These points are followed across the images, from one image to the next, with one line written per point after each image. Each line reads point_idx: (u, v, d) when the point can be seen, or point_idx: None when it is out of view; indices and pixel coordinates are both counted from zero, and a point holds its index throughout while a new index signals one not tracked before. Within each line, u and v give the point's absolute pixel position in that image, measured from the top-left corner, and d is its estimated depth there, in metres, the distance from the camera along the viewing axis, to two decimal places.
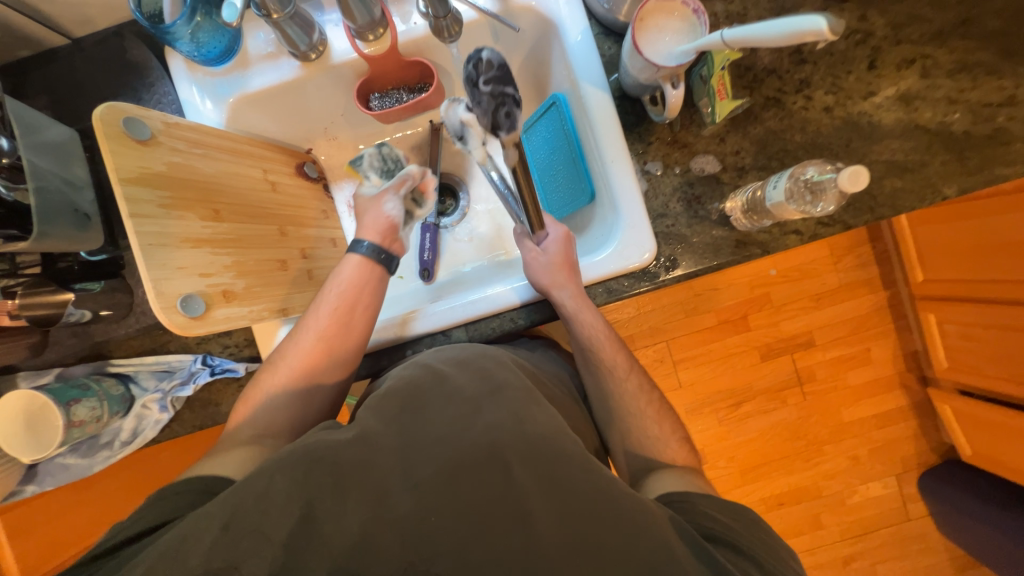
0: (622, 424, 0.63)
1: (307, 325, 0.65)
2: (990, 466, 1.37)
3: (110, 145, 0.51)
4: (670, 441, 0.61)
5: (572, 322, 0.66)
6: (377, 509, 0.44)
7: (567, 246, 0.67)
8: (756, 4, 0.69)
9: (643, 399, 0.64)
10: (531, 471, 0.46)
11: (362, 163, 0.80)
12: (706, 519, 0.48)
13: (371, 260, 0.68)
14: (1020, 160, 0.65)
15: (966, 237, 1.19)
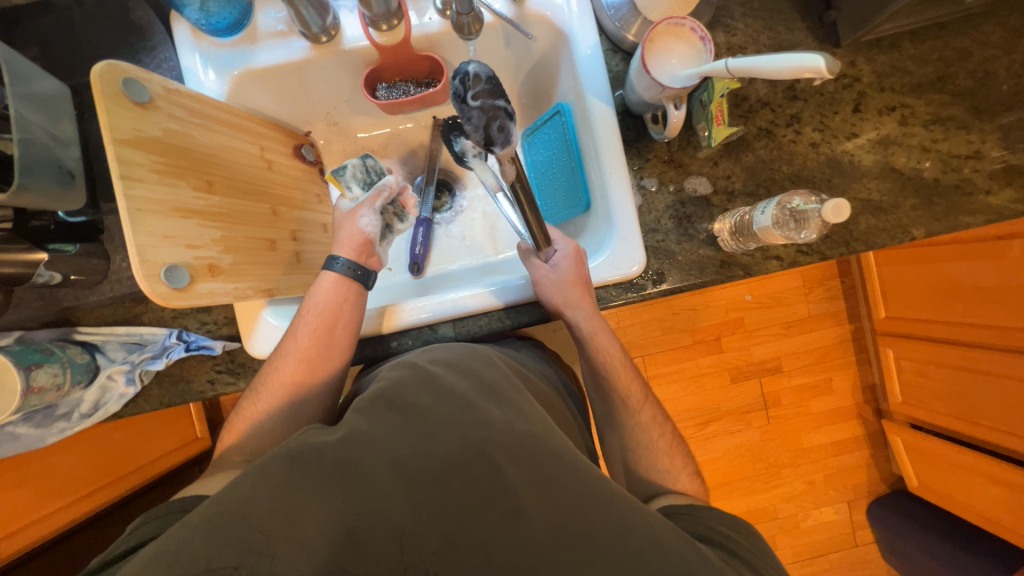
0: (632, 453, 0.64)
1: (287, 351, 0.64)
2: (934, 497, 1.45)
3: (107, 104, 0.50)
4: (681, 475, 0.61)
5: (587, 343, 0.67)
6: (367, 503, 0.44)
7: (578, 264, 0.66)
8: (757, 40, 0.73)
9: (656, 429, 0.65)
10: (523, 469, 0.46)
11: (345, 174, 0.77)
12: (705, 527, 0.51)
13: (346, 276, 0.67)
14: (981, 210, 0.70)
15: (926, 279, 1.27)
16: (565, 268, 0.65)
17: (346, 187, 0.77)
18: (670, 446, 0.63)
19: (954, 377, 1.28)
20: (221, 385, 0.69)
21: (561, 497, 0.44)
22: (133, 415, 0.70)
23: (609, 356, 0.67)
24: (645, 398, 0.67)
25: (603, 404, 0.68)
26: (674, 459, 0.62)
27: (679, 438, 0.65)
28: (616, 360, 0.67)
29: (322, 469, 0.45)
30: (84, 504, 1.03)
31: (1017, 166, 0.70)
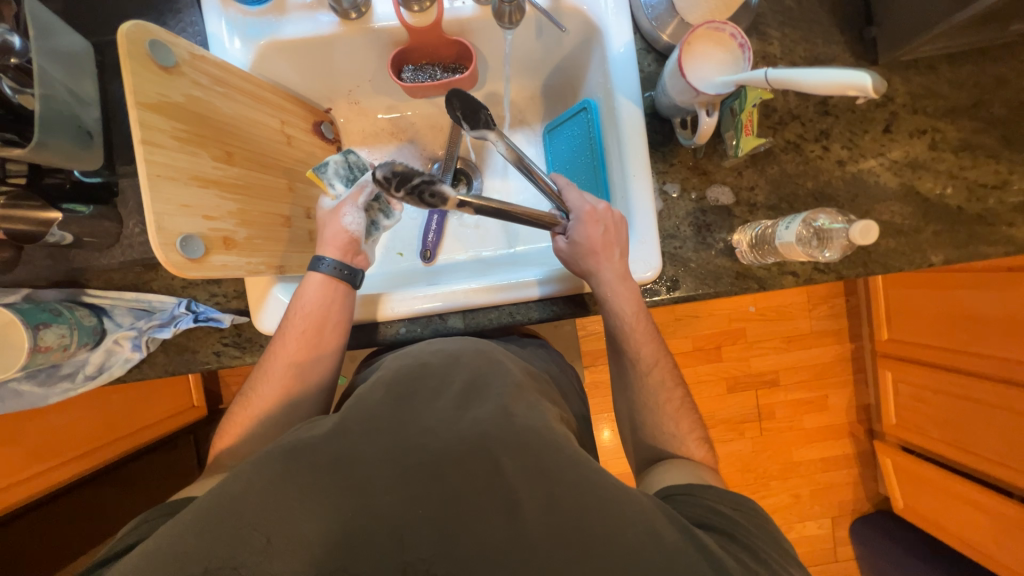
0: (639, 419, 0.65)
1: (275, 353, 0.63)
2: (919, 521, 1.46)
3: (131, 66, 0.49)
4: (685, 440, 0.62)
5: (606, 303, 0.65)
6: (361, 501, 0.45)
7: (594, 227, 0.64)
8: (792, 50, 0.72)
9: (665, 392, 0.64)
10: (520, 462, 0.46)
11: (327, 170, 0.71)
12: (705, 510, 0.50)
13: (332, 277, 0.65)
14: (1002, 242, 0.69)
15: (933, 305, 1.27)
16: (580, 234, 0.64)
17: (328, 184, 0.72)
18: (677, 413, 0.64)
19: (951, 406, 1.28)
20: (227, 358, 0.69)
21: (561, 493, 0.44)
22: (136, 381, 0.69)
23: (627, 317, 0.64)
24: (661, 358, 0.66)
25: (617, 364, 0.68)
26: (680, 424, 0.63)
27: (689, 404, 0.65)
28: (633, 322, 0.64)
29: (322, 461, 0.46)
30: (74, 466, 1.02)
31: None
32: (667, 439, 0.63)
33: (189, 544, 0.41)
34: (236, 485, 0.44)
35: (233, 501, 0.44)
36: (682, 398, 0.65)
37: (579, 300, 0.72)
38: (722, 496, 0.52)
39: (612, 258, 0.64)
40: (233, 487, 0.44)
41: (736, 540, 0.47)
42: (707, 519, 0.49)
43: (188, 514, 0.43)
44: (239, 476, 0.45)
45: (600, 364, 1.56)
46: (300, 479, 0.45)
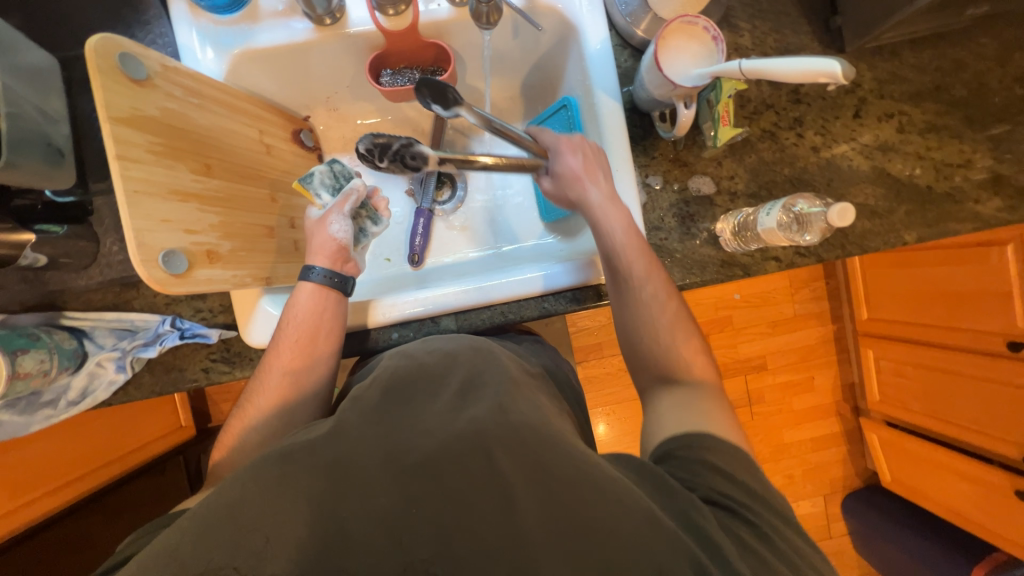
0: (633, 339, 0.62)
1: (270, 364, 0.62)
2: (906, 492, 1.51)
3: (102, 80, 0.48)
4: (680, 354, 0.60)
5: (601, 227, 0.64)
6: (362, 506, 0.43)
7: (571, 157, 0.65)
8: (763, 42, 0.73)
9: (658, 305, 0.62)
10: (516, 461, 0.45)
11: (312, 180, 0.71)
12: (698, 470, 0.49)
13: (323, 285, 0.65)
14: (970, 218, 0.72)
15: (908, 283, 1.31)
16: (560, 166, 0.66)
17: (315, 195, 0.71)
18: (672, 326, 0.61)
19: (932, 379, 1.33)
20: (216, 374, 0.67)
21: (559, 485, 0.44)
22: (122, 404, 0.68)
23: (614, 232, 0.63)
24: (654, 268, 0.63)
25: (618, 300, 0.64)
26: (675, 337, 0.61)
27: (685, 315, 0.63)
28: (619, 235, 0.63)
29: (319, 469, 0.45)
30: (56, 497, 0.99)
31: (1005, 177, 0.72)
32: (662, 355, 0.61)
33: (189, 558, 0.40)
34: (230, 499, 0.43)
35: (227, 510, 0.43)
36: (676, 309, 0.62)
37: (570, 294, 0.73)
38: (714, 448, 0.50)
39: (592, 181, 0.64)
40: (229, 493, 0.44)
41: (731, 505, 0.47)
42: (701, 484, 0.48)
43: (187, 529, 0.42)
44: (237, 481, 0.45)
45: (592, 359, 1.57)
46: (293, 489, 0.44)
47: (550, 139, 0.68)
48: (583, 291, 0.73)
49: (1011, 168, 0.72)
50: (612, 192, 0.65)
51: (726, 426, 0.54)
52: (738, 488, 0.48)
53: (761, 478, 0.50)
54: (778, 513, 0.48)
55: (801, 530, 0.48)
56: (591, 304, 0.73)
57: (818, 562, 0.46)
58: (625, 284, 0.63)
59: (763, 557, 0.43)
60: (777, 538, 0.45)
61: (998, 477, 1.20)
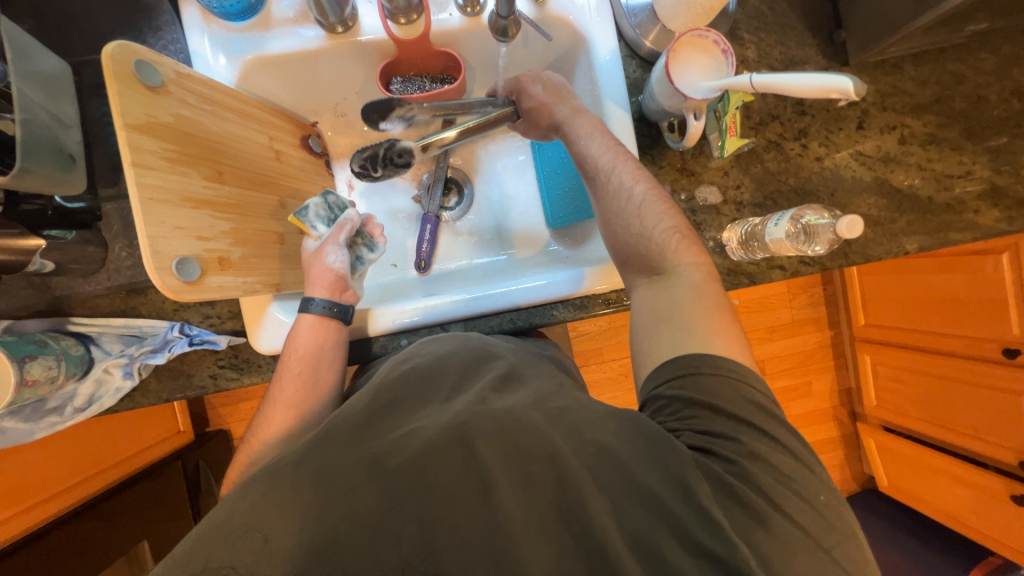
0: (608, 233, 0.61)
1: (274, 401, 0.62)
2: (903, 496, 1.52)
3: (118, 87, 0.47)
4: (654, 232, 0.58)
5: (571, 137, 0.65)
6: (350, 509, 0.43)
7: (532, 86, 0.70)
8: (769, 54, 0.75)
9: (626, 191, 0.60)
10: (495, 445, 0.46)
11: (307, 213, 0.67)
12: (676, 409, 0.49)
13: (324, 317, 0.65)
14: (969, 228, 0.74)
15: (904, 289, 1.33)
16: (525, 99, 0.70)
17: (310, 227, 0.68)
18: (645, 207, 0.59)
19: (928, 384, 1.35)
20: (224, 380, 0.67)
21: (540, 485, 0.45)
22: (128, 410, 0.67)
23: (576, 136, 0.65)
24: (620, 156, 0.62)
25: (599, 205, 0.62)
26: (648, 215, 0.59)
27: (658, 196, 0.60)
28: (582, 137, 0.64)
29: (329, 476, 0.45)
30: (55, 504, 0.97)
31: (1003, 188, 0.74)
32: (636, 239, 0.59)
33: (205, 567, 0.40)
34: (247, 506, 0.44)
35: (221, 526, 0.43)
36: (648, 190, 0.60)
37: (577, 302, 0.73)
38: (689, 375, 0.49)
39: (554, 101, 0.68)
40: (220, 512, 0.44)
41: (710, 442, 0.46)
42: (679, 424, 0.48)
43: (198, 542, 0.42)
44: (227, 502, 0.45)
45: (593, 364, 1.58)
46: (306, 494, 0.44)
47: (512, 80, 0.72)
48: (591, 299, 0.73)
49: (1009, 180, 0.74)
50: (577, 105, 0.67)
51: (708, 333, 0.52)
52: (719, 418, 0.48)
53: (746, 395, 0.48)
54: (763, 434, 0.47)
55: (789, 448, 0.47)
56: (597, 313, 0.73)
57: (808, 483, 0.45)
58: (593, 181, 0.63)
59: (742, 493, 0.43)
60: (759, 467, 0.45)
61: (995, 483, 1.22)
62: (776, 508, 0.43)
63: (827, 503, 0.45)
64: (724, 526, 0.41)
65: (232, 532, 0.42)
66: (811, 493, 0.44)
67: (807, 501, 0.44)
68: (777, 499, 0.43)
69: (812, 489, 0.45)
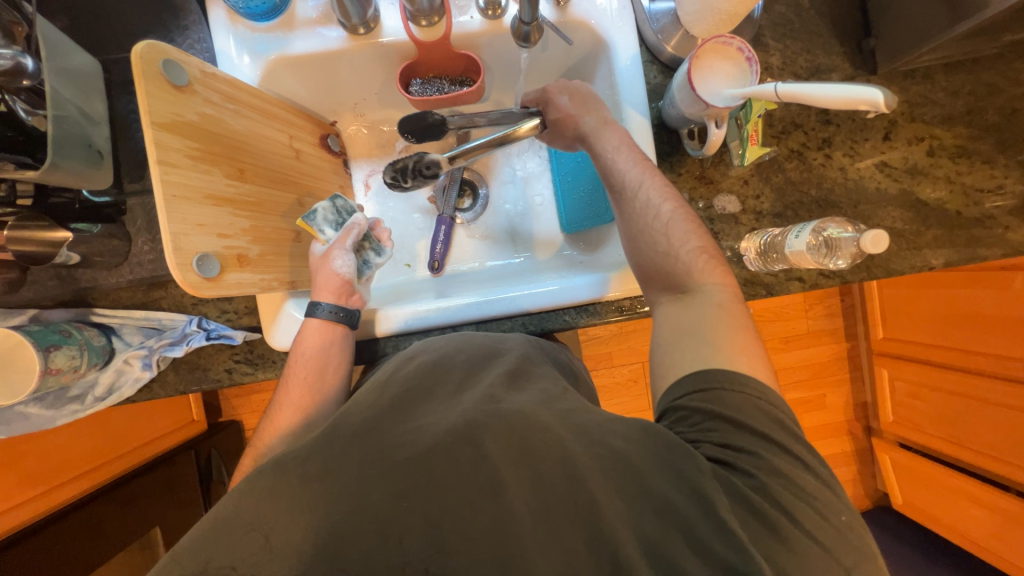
0: (632, 250, 0.61)
1: (281, 404, 0.63)
2: (918, 516, 1.48)
3: (146, 86, 0.48)
4: (681, 252, 0.57)
5: (598, 150, 0.65)
6: (356, 508, 0.44)
7: (559, 96, 0.68)
8: (795, 62, 0.73)
9: (653, 208, 0.60)
10: (504, 443, 0.46)
11: (316, 217, 0.68)
12: (697, 421, 0.48)
13: (330, 322, 0.65)
14: (999, 244, 0.71)
15: (928, 304, 1.29)
16: (551, 109, 0.69)
17: (318, 231, 0.68)
18: (672, 226, 0.59)
19: (948, 401, 1.31)
20: (239, 375, 0.68)
21: (546, 488, 0.44)
22: (146, 400, 0.69)
23: (602, 149, 0.64)
24: (648, 173, 0.62)
25: (625, 220, 0.62)
26: (675, 235, 0.58)
27: (687, 215, 0.60)
28: (608, 150, 0.64)
29: (337, 474, 0.45)
30: (78, 485, 1.01)
31: None
32: (662, 258, 0.58)
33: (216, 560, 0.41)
34: (259, 500, 0.44)
35: (229, 518, 0.44)
36: (676, 208, 0.60)
37: (590, 308, 0.72)
38: (712, 389, 0.49)
39: (582, 112, 0.67)
40: (228, 504, 0.45)
41: (730, 456, 0.45)
42: (699, 436, 0.47)
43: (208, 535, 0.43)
44: (235, 494, 0.46)
45: (602, 368, 1.57)
46: (319, 490, 0.44)
47: (538, 90, 0.71)
48: (603, 306, 0.72)
49: None
50: (605, 117, 0.66)
51: (732, 350, 0.51)
52: (741, 433, 0.46)
53: (769, 413, 0.48)
54: (785, 451, 0.46)
55: (810, 465, 0.46)
56: (610, 320, 0.73)
57: (828, 503, 0.44)
58: (619, 195, 0.62)
59: (760, 508, 0.42)
60: (778, 483, 0.44)
61: (1008, 502, 1.19)
62: (795, 525, 0.42)
63: (848, 522, 0.44)
64: (740, 538, 0.40)
65: (241, 525, 0.43)
66: (832, 513, 0.43)
67: (828, 521, 0.43)
68: (796, 516, 0.42)
69: (832, 508, 0.44)
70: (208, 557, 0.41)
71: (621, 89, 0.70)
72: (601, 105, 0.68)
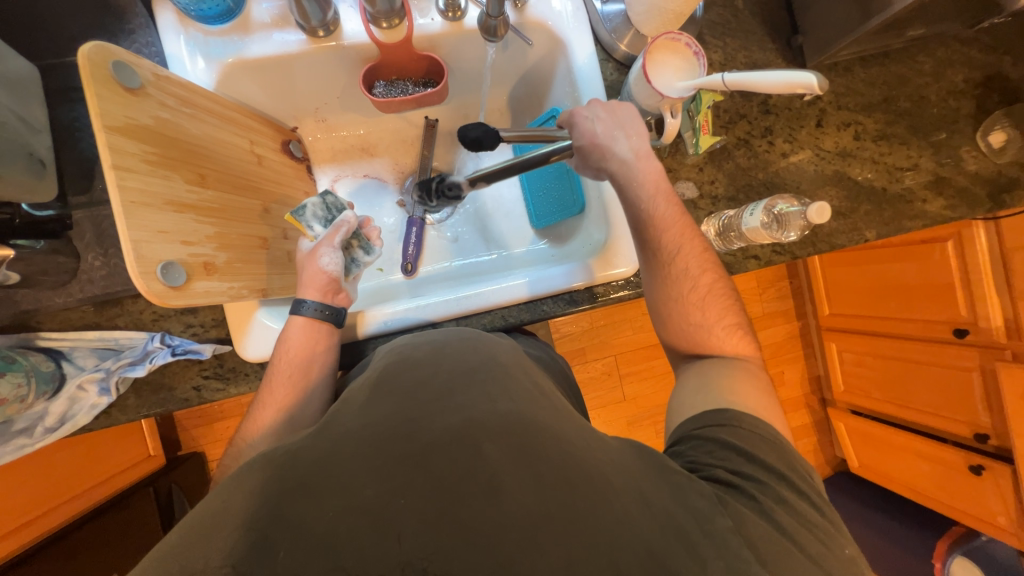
0: (666, 310, 0.65)
1: (264, 405, 0.60)
2: (874, 476, 1.59)
3: (96, 88, 0.46)
4: (714, 327, 0.63)
5: (636, 199, 0.64)
6: (345, 506, 0.42)
7: (589, 121, 0.64)
8: (735, 58, 0.80)
9: (692, 278, 0.63)
10: (503, 444, 0.46)
11: (304, 213, 0.69)
12: (712, 449, 0.52)
13: (315, 319, 0.64)
14: (920, 216, 0.80)
15: (865, 279, 1.41)
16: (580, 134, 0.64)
17: (307, 226, 0.69)
18: (707, 300, 0.63)
19: (890, 367, 1.43)
20: (209, 392, 0.65)
21: (542, 467, 0.45)
22: (104, 428, 0.64)
23: (640, 199, 0.63)
24: (687, 239, 0.64)
25: (658, 279, 0.64)
26: (708, 307, 0.63)
27: (720, 289, 0.64)
28: (646, 202, 0.63)
29: (323, 475, 0.44)
30: (13, 542, 0.91)
31: (947, 179, 0.81)
32: (695, 329, 0.63)
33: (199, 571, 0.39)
34: (252, 508, 0.42)
35: (216, 519, 0.43)
36: (712, 282, 0.64)
37: (567, 297, 0.74)
38: (730, 426, 0.53)
39: (614, 145, 0.64)
40: (217, 503, 0.44)
41: (739, 480, 0.49)
42: (712, 462, 0.51)
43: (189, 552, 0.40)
44: (226, 492, 0.45)
45: (576, 364, 1.60)
46: (315, 493, 0.43)
47: (569, 112, 0.65)
48: (578, 293, 0.74)
49: (952, 170, 0.81)
50: (639, 153, 0.64)
51: (754, 405, 0.56)
52: (752, 464, 0.50)
53: (781, 454, 0.51)
54: (793, 487, 0.49)
55: (814, 501, 0.49)
56: (586, 307, 0.75)
57: (824, 531, 0.47)
58: (656, 256, 0.64)
59: (764, 532, 0.45)
60: (784, 512, 0.47)
61: (952, 454, 1.30)
62: (796, 548, 0.44)
63: (850, 555, 0.47)
64: (741, 552, 0.43)
65: (231, 528, 0.42)
66: (832, 542, 0.46)
67: (827, 546, 0.46)
68: (799, 541, 0.45)
69: (836, 540, 0.47)
70: (192, 558, 0.40)
71: (581, 84, 0.74)
72: (641, 138, 0.65)
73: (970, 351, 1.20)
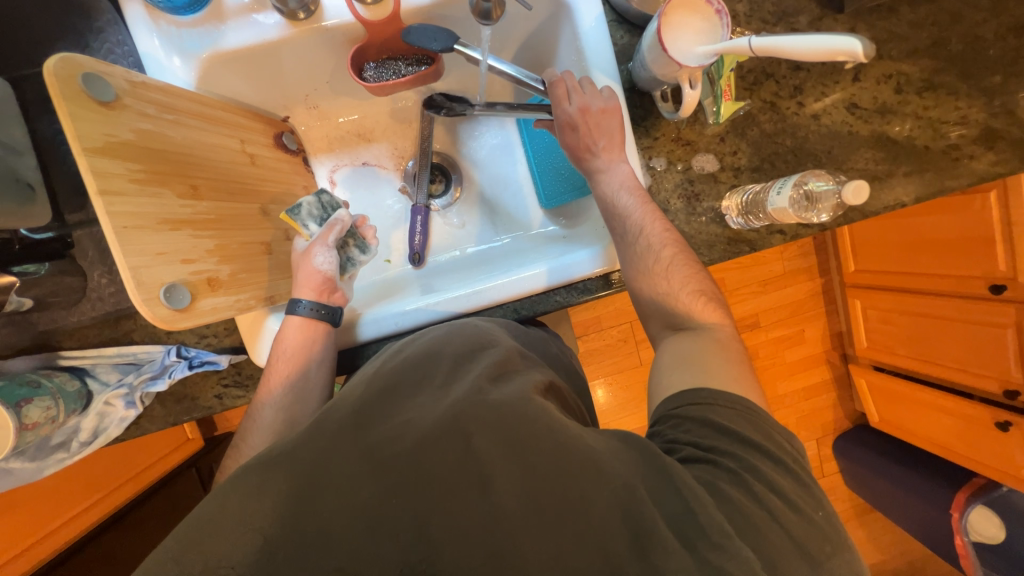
0: (633, 288, 0.63)
1: (261, 403, 0.62)
2: (894, 430, 1.60)
3: (68, 108, 0.43)
4: (680, 294, 0.60)
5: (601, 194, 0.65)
6: (343, 504, 0.43)
7: (572, 103, 0.63)
8: (761, 7, 0.72)
9: (653, 252, 0.60)
10: (493, 437, 0.45)
11: (299, 212, 0.67)
12: (691, 428, 0.49)
13: (312, 318, 0.63)
14: (965, 176, 0.72)
15: (899, 234, 1.33)
16: (556, 113, 0.64)
17: (302, 225, 0.67)
18: (674, 276, 0.60)
19: (916, 325, 1.38)
20: (230, 399, 0.66)
21: (534, 458, 0.44)
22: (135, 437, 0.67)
23: (607, 200, 0.64)
24: (653, 222, 0.61)
25: (625, 259, 0.63)
26: (677, 284, 0.60)
27: (699, 280, 0.61)
28: (613, 201, 0.63)
29: (316, 479, 0.44)
30: (19, 565, 0.90)
31: (1000, 131, 0.72)
32: (663, 306, 0.61)
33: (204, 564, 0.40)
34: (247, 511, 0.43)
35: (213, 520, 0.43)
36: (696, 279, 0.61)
37: (580, 285, 0.72)
38: (709, 404, 0.50)
39: (591, 155, 0.64)
40: (210, 508, 0.44)
41: (714, 456, 0.46)
42: (688, 440, 0.48)
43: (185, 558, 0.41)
44: (216, 496, 0.45)
45: (592, 332, 1.60)
46: (311, 494, 0.43)
47: (564, 89, 0.64)
48: (588, 282, 0.72)
49: (1005, 121, 0.72)
50: (613, 157, 0.64)
51: (728, 378, 0.52)
52: (728, 440, 0.47)
53: (758, 425, 0.48)
54: (770, 458, 0.46)
55: (790, 469, 0.46)
56: (599, 293, 0.72)
57: (804, 499, 0.44)
58: (626, 242, 0.63)
59: (745, 511, 0.42)
60: (760, 484, 0.44)
61: (971, 408, 1.29)
62: (776, 523, 0.42)
63: (822, 515, 0.44)
64: (721, 525, 0.40)
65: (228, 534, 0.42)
66: (806, 508, 0.44)
67: (804, 518, 0.43)
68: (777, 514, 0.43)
69: (809, 504, 0.44)
70: (191, 558, 0.40)
71: (586, 51, 0.67)
72: (614, 133, 0.64)
73: (1006, 306, 1.14)
